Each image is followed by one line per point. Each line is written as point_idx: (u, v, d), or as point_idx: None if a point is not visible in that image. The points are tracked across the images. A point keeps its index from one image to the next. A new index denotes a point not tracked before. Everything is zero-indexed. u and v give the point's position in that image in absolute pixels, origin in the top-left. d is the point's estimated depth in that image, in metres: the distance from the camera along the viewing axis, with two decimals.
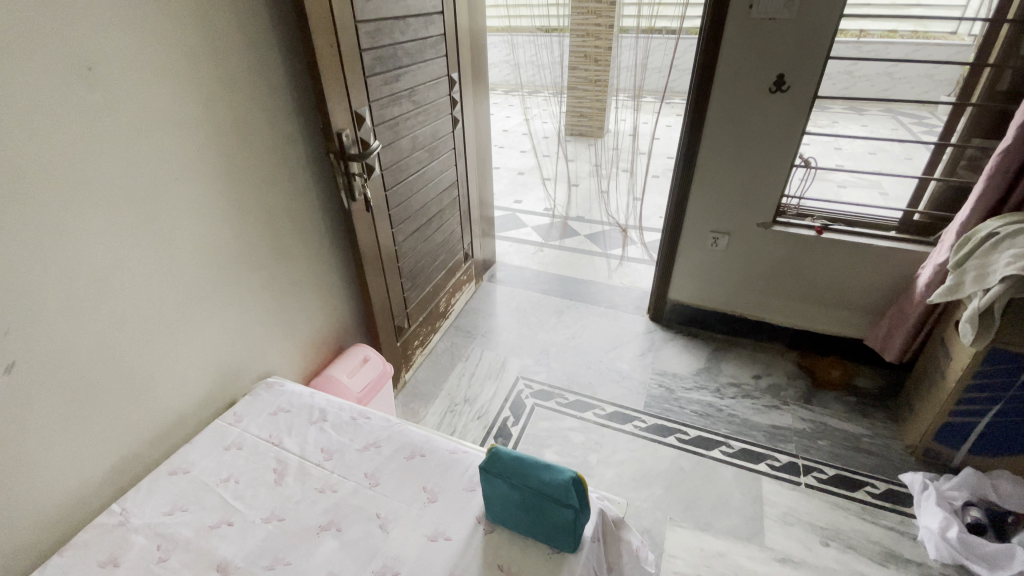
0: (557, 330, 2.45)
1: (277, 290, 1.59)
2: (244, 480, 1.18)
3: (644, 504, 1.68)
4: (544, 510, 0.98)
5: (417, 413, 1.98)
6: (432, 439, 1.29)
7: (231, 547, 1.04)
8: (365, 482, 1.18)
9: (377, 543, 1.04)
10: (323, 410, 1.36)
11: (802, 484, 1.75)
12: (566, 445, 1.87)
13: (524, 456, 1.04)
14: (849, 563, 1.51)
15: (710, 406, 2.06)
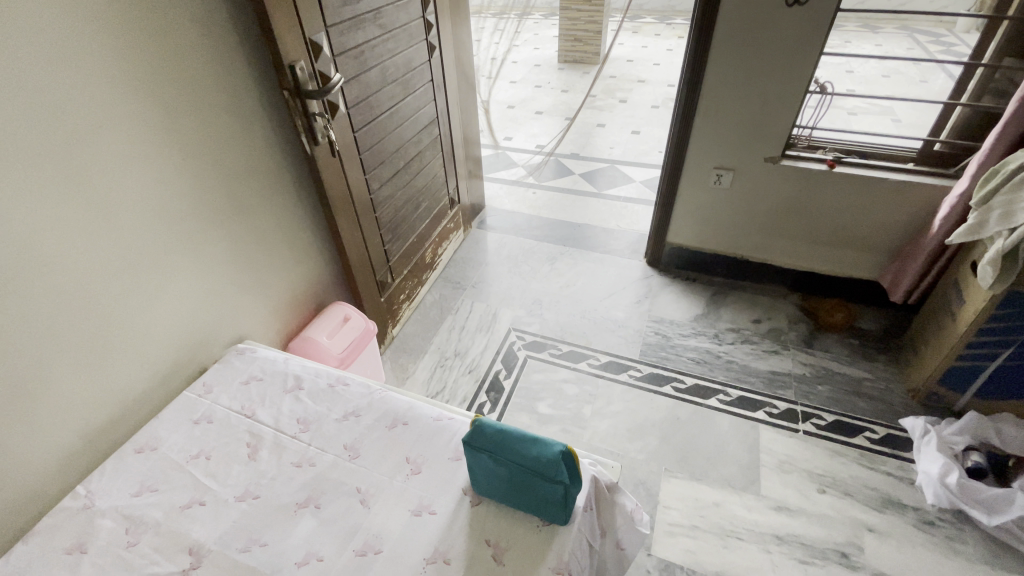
0: (551, 278, 2.34)
1: (242, 249, 1.46)
2: (215, 457, 1.11)
3: (639, 456, 1.65)
4: (532, 486, 0.91)
5: (406, 369, 1.91)
6: (415, 406, 1.21)
7: (203, 529, 0.98)
8: (344, 454, 1.11)
9: (357, 521, 0.99)
10: (298, 377, 1.28)
11: (800, 431, 1.72)
12: (559, 398, 1.81)
13: (510, 428, 0.96)
14: (845, 509, 1.50)
15: (708, 353, 2.00)
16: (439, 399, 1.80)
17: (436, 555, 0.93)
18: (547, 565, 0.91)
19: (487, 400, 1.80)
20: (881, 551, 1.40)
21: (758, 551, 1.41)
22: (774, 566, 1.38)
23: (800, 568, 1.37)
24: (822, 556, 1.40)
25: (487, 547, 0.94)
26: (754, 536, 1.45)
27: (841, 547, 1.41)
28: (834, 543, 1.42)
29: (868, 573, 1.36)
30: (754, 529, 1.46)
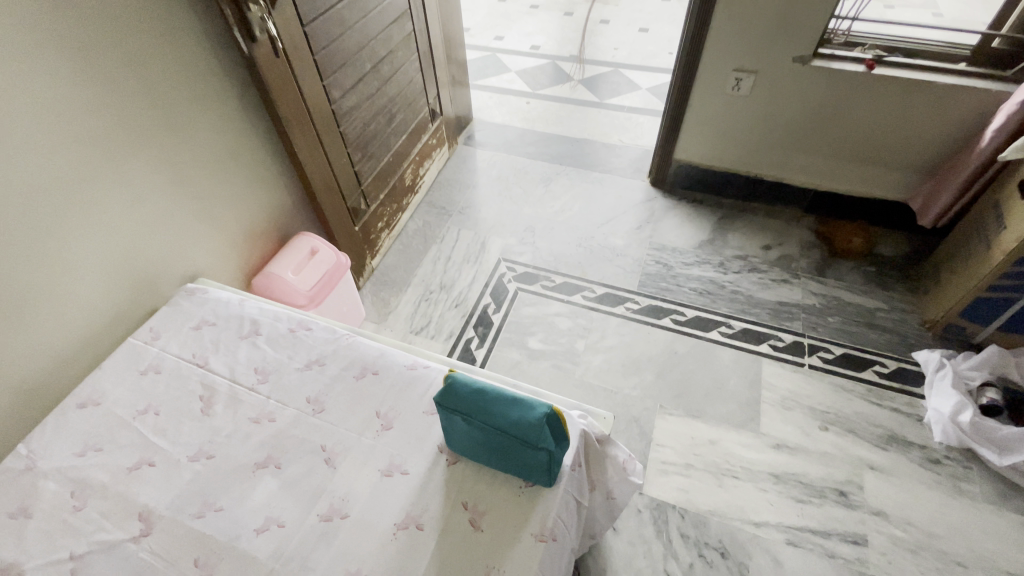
0: (544, 202, 2.14)
1: (181, 174, 1.26)
2: (165, 413, 1.00)
3: (633, 393, 1.55)
4: (512, 451, 0.80)
5: (388, 304, 1.78)
6: (385, 352, 1.09)
7: (154, 492, 0.89)
8: (307, 408, 1.00)
9: (323, 482, 0.90)
10: (255, 322, 1.15)
11: (806, 366, 1.62)
12: (551, 332, 1.69)
13: (487, 386, 0.83)
14: (847, 447, 1.44)
15: (712, 283, 1.85)
16: (424, 335, 1.68)
17: (408, 520, 0.85)
18: (529, 530, 0.83)
19: (475, 336, 1.68)
20: (881, 489, 1.36)
21: (754, 490, 1.37)
22: (770, 505, 1.34)
23: (796, 507, 1.34)
24: (820, 495, 1.36)
25: (464, 511, 0.86)
26: (751, 475, 1.39)
27: (840, 485, 1.37)
28: (834, 482, 1.38)
29: (866, 512, 1.32)
30: (750, 467, 1.41)
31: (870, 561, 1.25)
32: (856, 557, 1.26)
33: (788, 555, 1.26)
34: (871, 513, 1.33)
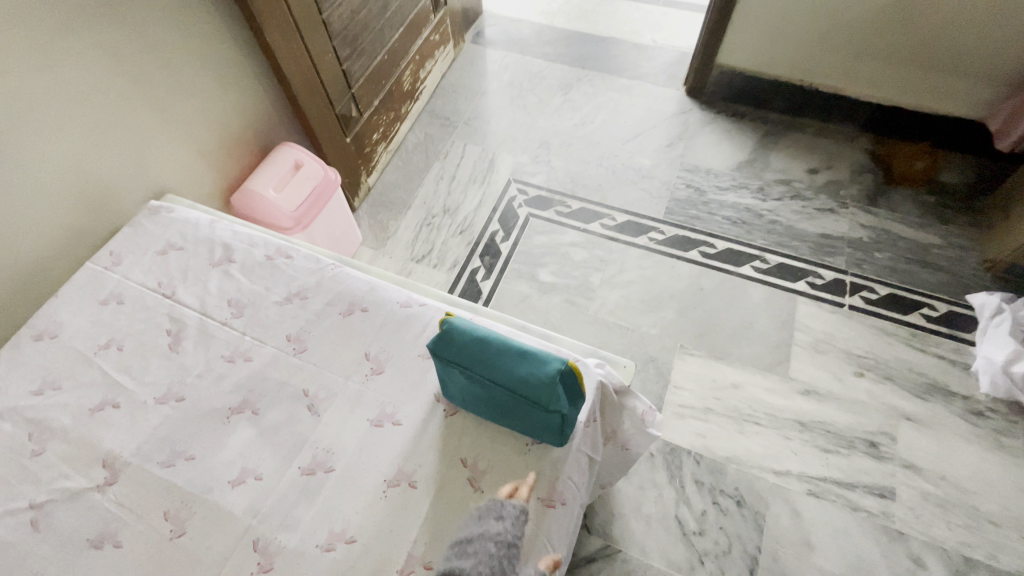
0: (562, 114, 1.89)
1: (130, 66, 1.05)
2: (129, 348, 0.89)
3: (652, 331, 1.41)
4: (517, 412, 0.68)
5: (386, 228, 1.62)
6: (375, 286, 0.95)
7: (119, 438, 0.80)
8: (287, 347, 0.88)
9: (304, 432, 0.80)
10: (227, 248, 1.00)
11: (846, 307, 1.47)
12: (564, 264, 1.53)
13: (489, 335, 0.70)
14: (882, 396, 1.33)
15: (747, 211, 1.65)
16: (425, 265, 1.54)
17: (399, 477, 0.75)
18: (534, 493, 0.74)
19: (481, 266, 1.53)
20: (915, 442, 1.27)
21: (777, 438, 1.27)
22: (793, 454, 1.25)
23: (821, 457, 1.25)
24: (849, 446, 1.26)
25: (462, 469, 0.76)
26: (775, 422, 1.29)
27: (871, 436, 1.28)
28: (864, 433, 1.28)
29: (895, 465, 1.24)
30: (775, 414, 1.30)
31: (894, 515, 1.18)
32: (880, 511, 1.19)
33: (809, 506, 1.19)
34: (901, 465, 1.24)
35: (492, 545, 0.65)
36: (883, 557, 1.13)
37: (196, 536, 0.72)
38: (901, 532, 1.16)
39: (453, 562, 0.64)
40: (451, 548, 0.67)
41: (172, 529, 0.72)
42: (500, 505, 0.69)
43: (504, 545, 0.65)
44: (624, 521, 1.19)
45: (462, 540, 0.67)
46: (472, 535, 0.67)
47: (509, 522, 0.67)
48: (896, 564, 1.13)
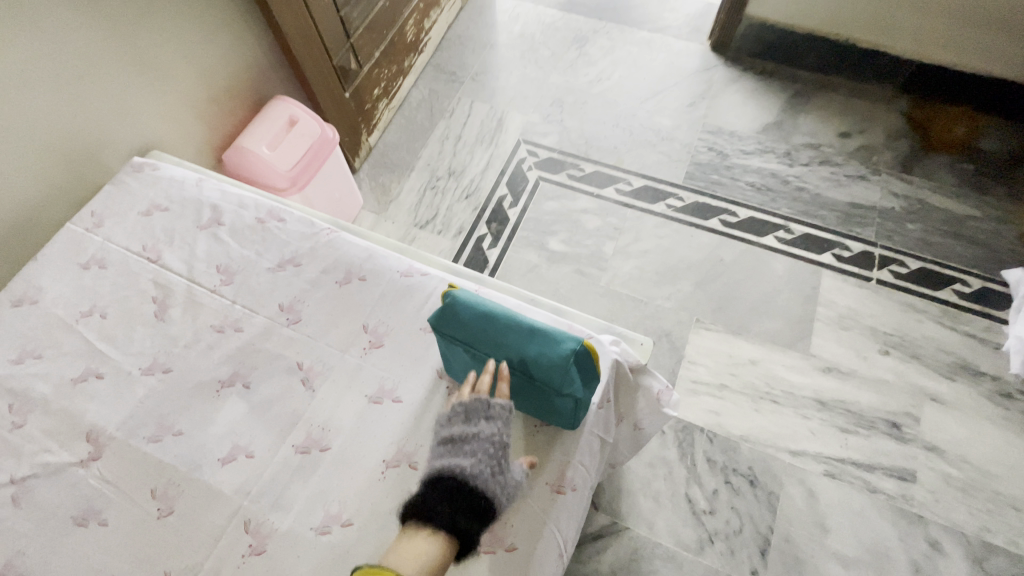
0: (577, 70, 1.76)
1: (104, 7, 0.95)
2: (113, 315, 0.84)
3: (667, 304, 1.34)
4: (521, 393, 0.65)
5: (389, 191, 1.54)
6: (374, 253, 0.88)
7: (103, 411, 0.75)
8: (280, 318, 0.82)
9: (298, 407, 0.75)
10: (216, 209, 0.93)
11: (873, 281, 1.39)
12: (575, 232, 1.45)
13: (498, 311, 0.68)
14: (907, 376, 1.26)
15: (772, 178, 1.55)
16: (429, 231, 1.46)
17: (399, 457, 0.71)
18: (543, 478, 0.69)
19: (488, 233, 1.46)
20: (939, 423, 1.21)
21: (794, 417, 1.22)
22: (811, 434, 1.20)
23: (840, 437, 1.20)
24: (869, 426, 1.21)
25: None
26: (793, 400, 1.23)
27: (893, 417, 1.22)
28: (886, 413, 1.22)
29: (917, 447, 1.18)
30: (794, 392, 1.25)
31: (914, 498, 1.13)
32: (900, 493, 1.14)
33: (824, 487, 1.15)
34: (923, 447, 1.18)
35: (485, 445, 0.63)
36: (900, 541, 1.09)
37: (184, 515, 0.68)
38: (920, 516, 1.12)
39: (445, 463, 0.62)
40: (439, 446, 0.65)
41: (160, 508, 0.69)
42: (487, 406, 0.65)
43: (497, 444, 0.63)
44: (632, 499, 1.15)
45: (452, 441, 0.64)
46: (462, 435, 0.64)
47: (500, 421, 0.64)
48: (913, 548, 1.09)
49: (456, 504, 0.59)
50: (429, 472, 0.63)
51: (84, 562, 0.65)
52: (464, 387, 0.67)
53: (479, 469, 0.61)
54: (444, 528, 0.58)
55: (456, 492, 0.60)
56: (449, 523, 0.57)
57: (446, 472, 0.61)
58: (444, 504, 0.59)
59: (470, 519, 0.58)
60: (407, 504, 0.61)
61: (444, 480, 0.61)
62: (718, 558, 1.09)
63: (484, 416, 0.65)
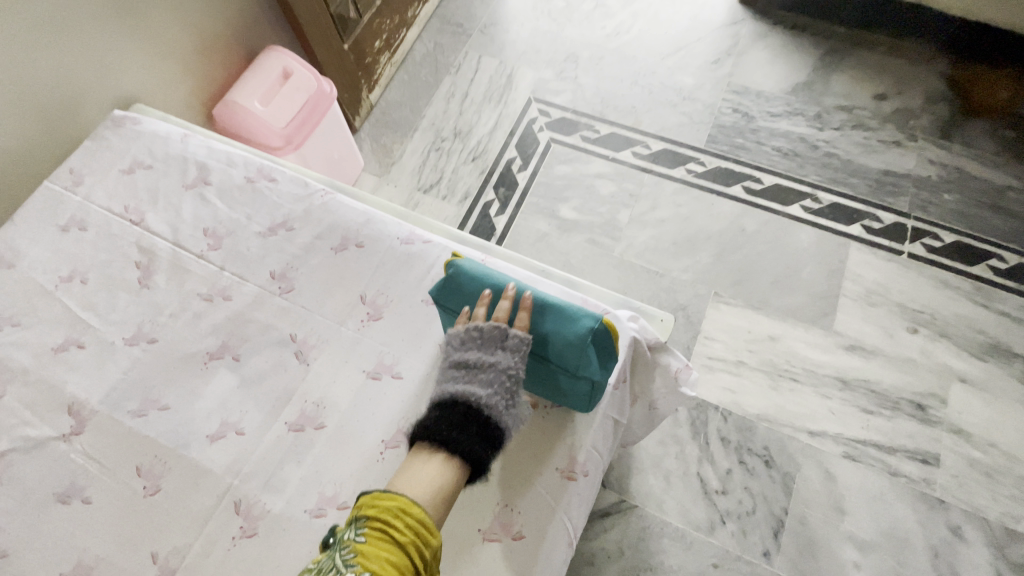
0: (593, 23, 1.64)
1: None
2: (95, 282, 0.78)
3: (684, 276, 1.27)
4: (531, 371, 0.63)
5: (391, 153, 1.45)
6: (373, 218, 0.81)
7: (84, 383, 0.71)
8: (271, 286, 0.77)
9: (291, 382, 0.70)
10: (202, 167, 0.87)
11: (904, 255, 1.31)
12: (588, 198, 1.37)
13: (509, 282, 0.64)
14: (935, 355, 1.20)
15: (800, 143, 1.45)
16: (433, 195, 1.39)
17: (399, 437, 0.66)
18: (552, 463, 0.65)
19: (496, 199, 1.38)
20: (967, 406, 1.15)
21: (814, 396, 1.16)
22: (831, 414, 1.15)
23: (861, 418, 1.14)
24: (893, 407, 1.15)
25: None
26: (814, 379, 1.17)
27: (919, 398, 1.16)
28: (911, 394, 1.16)
29: (942, 430, 1.13)
30: (814, 370, 1.18)
31: (936, 482, 1.08)
32: (922, 477, 1.09)
33: (842, 469, 1.10)
34: (948, 430, 1.13)
35: (502, 375, 0.58)
36: (919, 526, 1.05)
37: (172, 494, 0.64)
38: (942, 500, 1.07)
39: (460, 388, 0.58)
40: (452, 370, 0.60)
41: (146, 486, 0.65)
42: (507, 336, 0.59)
43: (515, 376, 0.58)
44: (642, 477, 1.11)
45: (467, 367, 0.59)
46: (479, 362, 0.59)
47: (519, 353, 0.59)
48: (933, 533, 1.04)
49: (471, 431, 0.55)
50: (441, 395, 0.58)
51: (69, 541, 0.62)
52: (479, 312, 0.61)
53: (496, 399, 0.57)
54: (459, 454, 0.54)
55: (471, 419, 0.56)
56: (465, 449, 0.54)
57: (462, 398, 0.57)
58: (459, 430, 0.55)
59: (484, 447, 0.55)
60: (419, 426, 0.57)
61: (459, 405, 0.56)
62: (728, 539, 1.05)
63: (501, 345, 0.59)
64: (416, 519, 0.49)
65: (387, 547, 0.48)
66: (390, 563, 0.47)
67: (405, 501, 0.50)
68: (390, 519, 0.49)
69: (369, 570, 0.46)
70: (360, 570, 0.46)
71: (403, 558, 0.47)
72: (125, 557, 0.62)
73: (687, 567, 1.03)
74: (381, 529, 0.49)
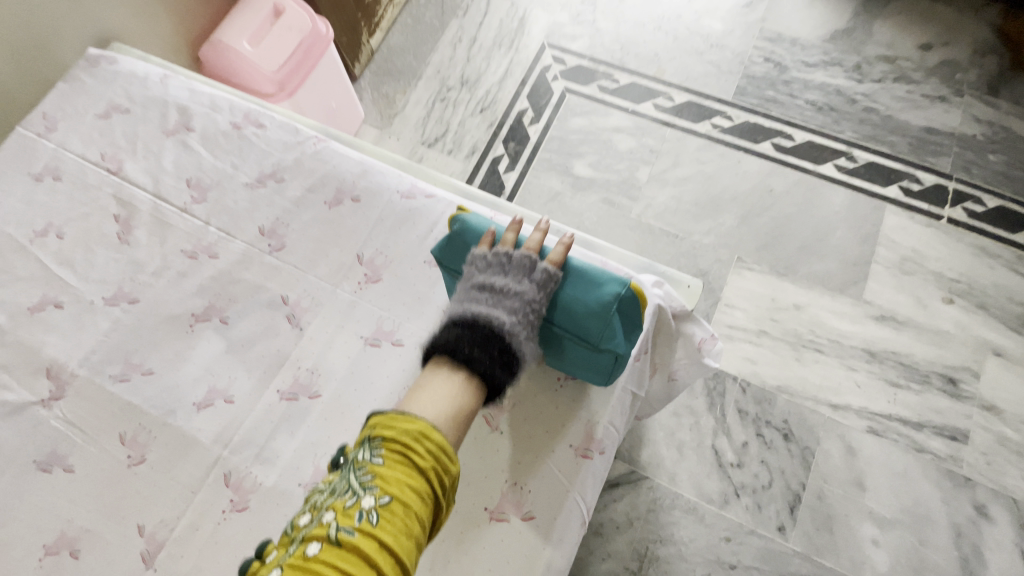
0: None
1: None
2: (71, 237, 0.72)
3: (705, 241, 1.19)
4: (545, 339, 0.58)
5: (393, 103, 1.35)
6: (370, 169, 0.74)
7: (64, 345, 0.66)
8: (260, 243, 0.70)
9: (283, 348, 0.65)
10: (184, 111, 0.79)
11: (943, 220, 1.21)
12: (605, 154, 1.28)
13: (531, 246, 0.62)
14: (971, 327, 1.11)
15: (837, 96, 1.33)
16: (438, 149, 1.30)
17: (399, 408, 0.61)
18: (566, 440, 0.60)
19: (505, 154, 1.29)
20: (1001, 380, 1.07)
21: (838, 368, 1.09)
22: (856, 387, 1.07)
23: (888, 392, 1.07)
24: (922, 381, 1.07)
25: None
26: (839, 350, 1.10)
27: (950, 371, 1.08)
28: (943, 367, 1.08)
29: (974, 406, 1.05)
30: (840, 341, 1.11)
31: (964, 460, 1.01)
32: (948, 454, 1.02)
33: (865, 444, 1.03)
34: (980, 407, 1.05)
35: (529, 305, 0.53)
36: (943, 504, 0.98)
37: (157, 465, 0.60)
38: (969, 478, 1.00)
39: (483, 308, 0.52)
40: (474, 290, 0.54)
41: (131, 456, 0.61)
42: (538, 265, 0.55)
43: (541, 308, 0.54)
44: (654, 448, 1.05)
45: (492, 289, 0.54)
46: (506, 286, 0.53)
47: (548, 284, 0.55)
48: (958, 513, 0.97)
49: (492, 353, 0.50)
50: (462, 313, 0.53)
51: (52, 511, 0.59)
52: (507, 239, 0.57)
53: (521, 324, 0.52)
54: (480, 374, 0.50)
55: (494, 340, 0.51)
56: (486, 371, 0.49)
57: (486, 317, 0.51)
58: (480, 349, 0.50)
59: (503, 371, 0.51)
60: (435, 343, 0.52)
61: (478, 324, 0.51)
62: (742, 513, 0.99)
63: (529, 272, 0.55)
64: (437, 445, 0.46)
65: (407, 471, 0.44)
66: (411, 489, 0.44)
67: (426, 425, 0.46)
68: (410, 444, 0.45)
69: (389, 494, 0.43)
70: (379, 494, 0.43)
71: (423, 485, 0.44)
72: (110, 529, 0.58)
73: (698, 540, 0.98)
74: (400, 453, 0.45)
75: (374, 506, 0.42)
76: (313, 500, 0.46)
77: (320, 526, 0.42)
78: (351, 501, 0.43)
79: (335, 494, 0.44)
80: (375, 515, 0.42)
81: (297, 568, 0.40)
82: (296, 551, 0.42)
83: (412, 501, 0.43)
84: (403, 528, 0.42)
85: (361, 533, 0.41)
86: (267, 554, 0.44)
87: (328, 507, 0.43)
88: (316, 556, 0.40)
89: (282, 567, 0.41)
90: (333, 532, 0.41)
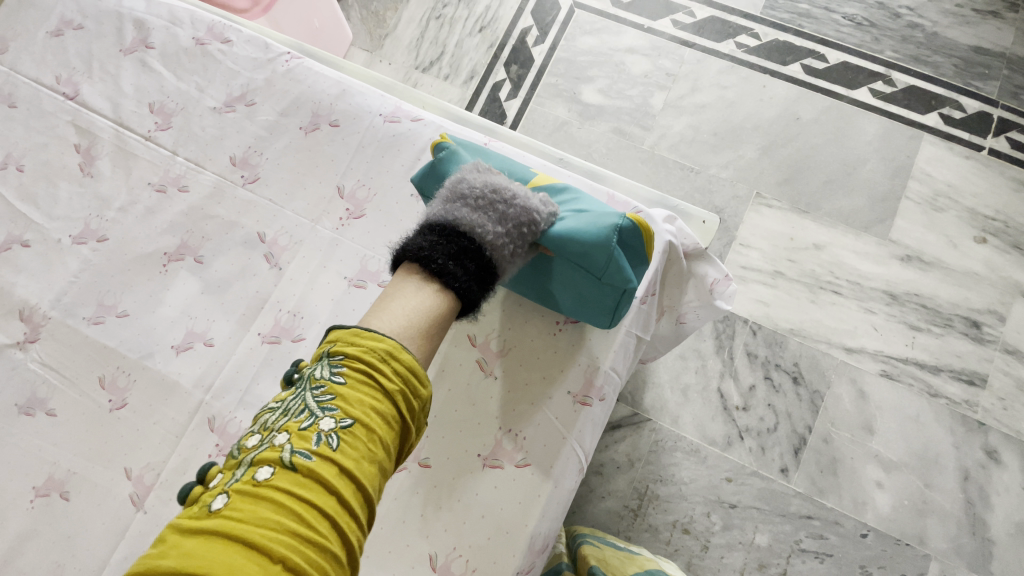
0: None
1: None
2: (31, 169, 0.67)
3: (722, 175, 1.11)
4: (542, 266, 0.54)
5: (383, 23, 1.23)
6: (348, 89, 0.66)
7: (34, 286, 0.62)
8: (232, 175, 0.65)
9: (262, 289, 0.61)
10: (142, 26, 0.71)
11: (984, 152, 1.09)
12: (617, 77, 1.16)
13: (523, 181, 0.57)
14: (1002, 268, 1.03)
15: (878, 10, 1.17)
16: (433, 74, 1.20)
17: None
18: (564, 386, 0.57)
19: (507, 80, 1.18)
20: None
21: (855, 311, 1.03)
22: (872, 330, 1.02)
23: (907, 335, 1.01)
24: (944, 324, 1.01)
25: (470, 349, 0.59)
26: (858, 292, 1.04)
27: (975, 315, 1.01)
28: (967, 310, 1.02)
29: (995, 350, 0.99)
30: (861, 283, 1.04)
31: (979, 405, 0.97)
32: (964, 399, 0.98)
33: (878, 388, 0.99)
34: (1002, 350, 0.99)
35: (522, 216, 0.48)
36: (952, 448, 0.95)
37: (139, 409, 0.58)
38: (982, 423, 0.96)
39: (468, 212, 0.47)
40: (462, 189, 0.49)
41: (111, 400, 0.58)
42: None
43: (534, 222, 0.49)
44: (658, 391, 1.01)
45: (485, 190, 0.48)
46: (501, 189, 0.48)
47: (543, 198, 0.51)
48: (967, 457, 0.95)
49: (468, 268, 0.46)
50: (441, 216, 0.47)
51: (36, 455, 0.57)
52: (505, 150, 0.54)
53: (508, 236, 0.47)
54: (454, 291, 0.45)
55: (471, 253, 0.46)
56: (461, 287, 0.45)
57: (469, 223, 0.46)
58: (455, 262, 0.45)
59: (479, 288, 0.46)
60: (407, 249, 0.47)
61: (458, 231, 0.46)
62: (745, 454, 0.97)
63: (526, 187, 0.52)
64: (407, 367, 0.42)
65: (372, 392, 0.40)
66: (376, 412, 0.39)
67: (395, 345, 0.42)
68: (376, 363, 0.41)
69: (352, 417, 0.38)
70: (340, 416, 0.38)
71: (390, 408, 0.40)
72: (97, 472, 0.56)
73: (699, 480, 0.96)
74: (364, 372, 0.40)
75: (335, 429, 0.38)
76: (262, 421, 0.41)
77: (270, 449, 0.37)
78: (308, 423, 0.38)
79: (289, 415, 0.39)
80: (335, 439, 0.37)
81: (244, 495, 0.35)
82: (242, 476, 0.36)
83: (377, 426, 0.39)
84: (367, 453, 0.38)
85: (320, 458, 0.36)
86: (207, 480, 0.39)
87: (281, 429, 0.38)
88: (268, 482, 0.35)
89: (226, 493, 0.35)
90: (287, 457, 0.36)
